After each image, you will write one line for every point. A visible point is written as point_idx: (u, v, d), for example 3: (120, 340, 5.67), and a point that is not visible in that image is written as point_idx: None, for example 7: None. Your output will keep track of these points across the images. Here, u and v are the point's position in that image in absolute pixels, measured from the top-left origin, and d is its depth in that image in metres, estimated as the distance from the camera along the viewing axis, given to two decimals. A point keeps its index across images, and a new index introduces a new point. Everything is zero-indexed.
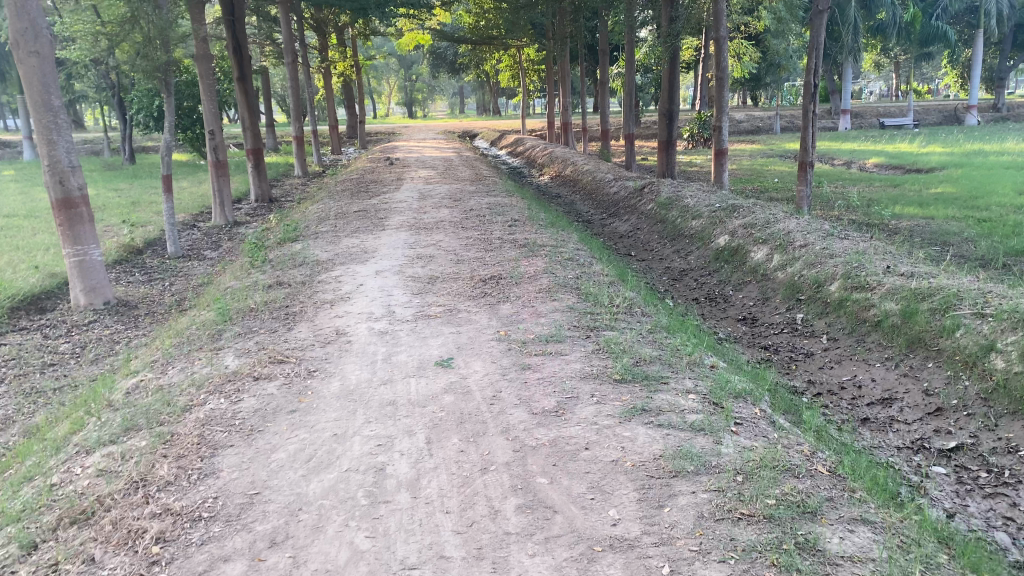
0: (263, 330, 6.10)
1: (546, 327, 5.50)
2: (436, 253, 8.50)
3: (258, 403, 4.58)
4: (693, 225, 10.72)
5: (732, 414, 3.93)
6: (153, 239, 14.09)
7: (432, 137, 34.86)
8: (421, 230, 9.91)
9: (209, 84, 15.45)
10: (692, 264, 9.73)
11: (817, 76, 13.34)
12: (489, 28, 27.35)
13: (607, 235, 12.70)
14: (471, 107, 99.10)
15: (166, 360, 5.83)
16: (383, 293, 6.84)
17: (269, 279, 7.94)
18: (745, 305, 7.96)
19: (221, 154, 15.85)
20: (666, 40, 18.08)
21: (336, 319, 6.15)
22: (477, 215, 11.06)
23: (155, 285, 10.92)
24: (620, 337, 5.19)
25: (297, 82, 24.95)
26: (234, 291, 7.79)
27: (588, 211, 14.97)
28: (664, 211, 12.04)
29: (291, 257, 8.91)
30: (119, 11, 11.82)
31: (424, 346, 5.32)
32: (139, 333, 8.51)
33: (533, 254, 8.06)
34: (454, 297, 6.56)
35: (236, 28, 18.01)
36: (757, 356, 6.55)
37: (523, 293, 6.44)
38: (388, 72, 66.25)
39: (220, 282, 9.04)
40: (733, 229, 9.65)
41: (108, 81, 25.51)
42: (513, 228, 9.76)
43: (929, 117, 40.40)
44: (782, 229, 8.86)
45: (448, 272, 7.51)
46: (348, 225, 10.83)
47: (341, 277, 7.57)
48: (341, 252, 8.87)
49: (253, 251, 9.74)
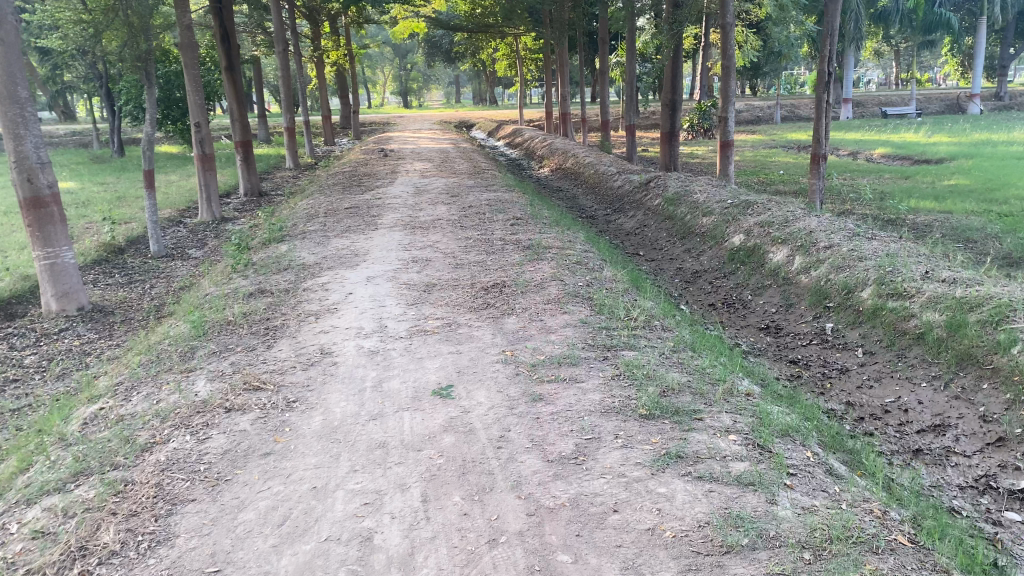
0: (240, 349, 5.48)
1: (557, 347, 4.90)
2: (433, 256, 7.88)
3: (227, 442, 3.97)
4: (704, 223, 10.11)
5: (784, 462, 3.33)
6: (135, 237, 13.45)
7: (428, 127, 34.18)
8: (417, 230, 9.29)
9: (195, 74, 14.77)
10: (705, 264, 9.13)
11: (831, 64, 12.71)
12: (486, 17, 26.66)
13: (612, 233, 12.09)
14: (466, 96, 98.25)
15: (132, 382, 5.22)
16: (375, 303, 6.24)
17: (252, 286, 7.32)
18: (767, 311, 7.36)
19: (208, 147, 15.17)
20: (670, 27, 17.43)
21: (321, 337, 5.54)
22: (477, 212, 10.44)
23: (133, 288, 10.29)
24: (641, 359, 4.59)
25: (288, 71, 24.23)
26: (213, 300, 7.18)
27: (591, 206, 14.34)
28: (671, 207, 11.46)
29: (276, 260, 8.30)
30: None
31: (420, 370, 4.72)
32: (113, 343, 7.89)
33: (538, 258, 7.45)
34: (453, 308, 5.97)
35: (224, 16, 17.31)
36: (787, 372, 5.95)
37: (529, 304, 5.83)
38: (382, 61, 65.38)
39: (201, 286, 8.42)
40: (748, 228, 9.05)
41: (94, 71, 24.76)
42: (514, 227, 9.15)
43: (931, 106, 39.75)
44: (802, 228, 8.27)
45: (446, 278, 6.91)
46: (338, 224, 10.21)
47: (329, 284, 6.96)
48: (330, 254, 8.26)
49: (236, 252, 9.13)
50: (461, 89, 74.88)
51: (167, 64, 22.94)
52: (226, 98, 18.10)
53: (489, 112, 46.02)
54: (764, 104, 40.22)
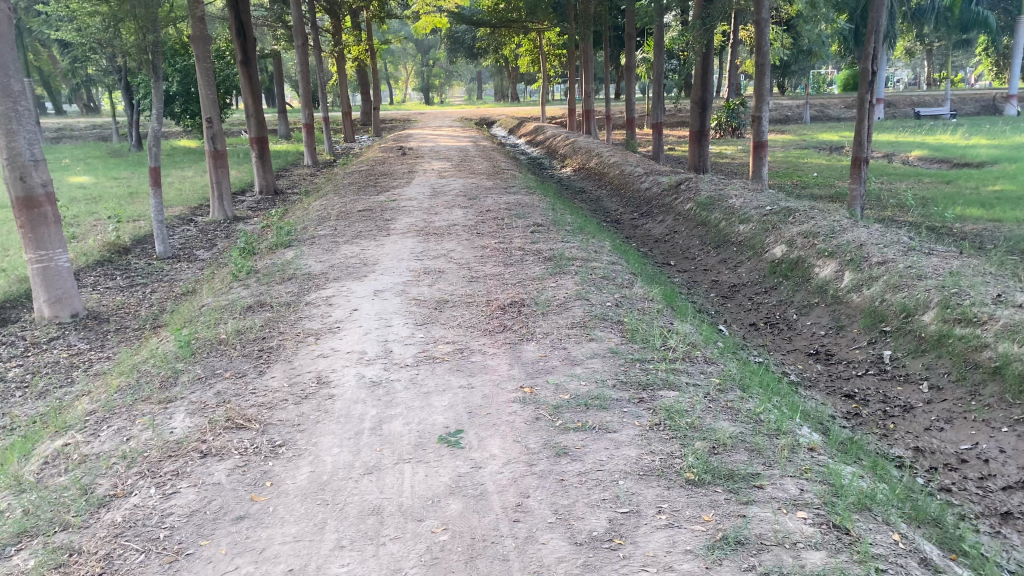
0: (227, 375, 4.89)
1: (584, 383, 4.26)
2: (448, 266, 7.28)
3: (196, 500, 3.36)
4: (742, 232, 9.45)
5: (869, 555, 2.69)
6: (142, 236, 12.96)
7: (449, 124, 33.66)
8: (432, 236, 8.70)
9: (208, 68, 14.24)
10: (743, 277, 8.46)
11: (875, 62, 11.99)
12: (509, 13, 26.04)
13: (640, 239, 11.46)
14: (489, 92, 97.79)
15: (104, 415, 4.63)
16: (382, 321, 5.64)
17: (251, 298, 6.74)
18: (814, 334, 6.70)
19: (219, 143, 14.65)
20: (701, 23, 16.72)
21: (318, 362, 4.93)
22: (497, 217, 9.83)
23: (134, 293, 9.76)
24: (682, 405, 3.95)
25: (307, 66, 23.72)
26: (208, 313, 6.61)
27: (616, 210, 13.70)
28: (704, 212, 10.80)
29: (280, 268, 7.73)
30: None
31: (427, 408, 4.09)
32: (102, 357, 7.34)
33: (562, 271, 6.82)
34: (468, 329, 5.36)
35: (241, 8, 16.79)
36: (843, 409, 5.29)
37: (552, 327, 5.20)
38: (405, 57, 65.03)
39: (199, 295, 7.86)
40: (791, 238, 8.39)
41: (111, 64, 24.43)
42: (536, 235, 8.53)
43: (965, 107, 38.62)
44: (852, 241, 7.59)
45: (462, 293, 6.31)
46: (350, 228, 9.64)
47: (334, 298, 6.36)
48: (338, 262, 7.67)
49: (241, 258, 8.58)
50: (484, 86, 74.39)
51: (185, 57, 22.51)
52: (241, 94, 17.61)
53: (511, 109, 45.39)
54: (793, 103, 39.30)
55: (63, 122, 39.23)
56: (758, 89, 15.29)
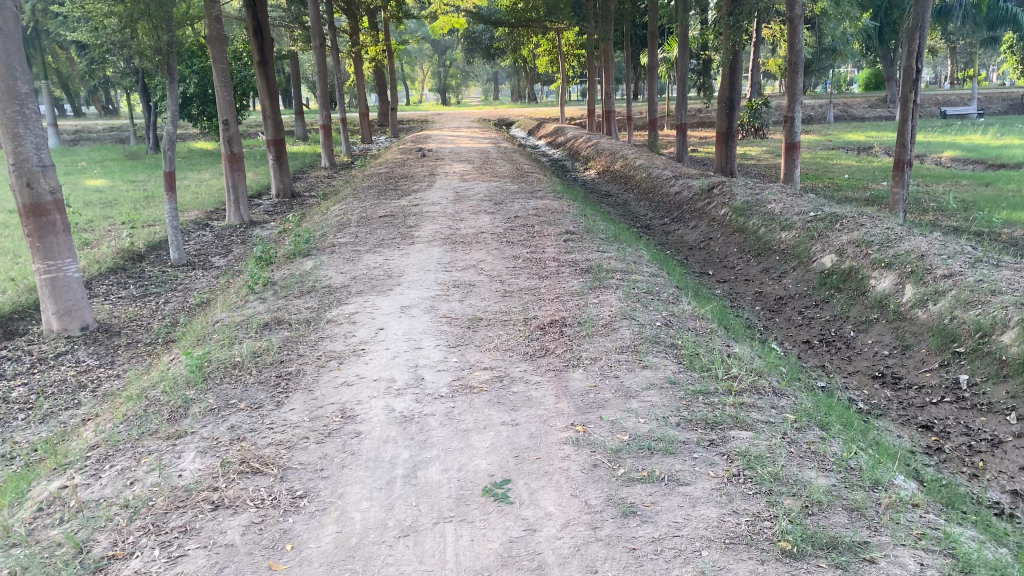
0: (243, 407, 4.43)
1: (643, 421, 3.77)
2: (477, 279, 6.81)
3: (206, 566, 2.90)
4: (784, 240, 8.94)
5: None
6: (157, 242, 12.59)
7: (468, 125, 33.23)
8: (458, 245, 8.23)
9: (224, 69, 13.84)
10: (790, 289, 7.93)
11: (920, 59, 11.37)
12: (528, 11, 25.49)
13: (673, 246, 10.95)
14: (505, 92, 97.57)
15: (107, 450, 4.17)
16: (411, 344, 5.16)
17: (268, 314, 6.29)
18: (876, 354, 6.15)
19: (236, 146, 14.26)
20: (731, 20, 16.15)
21: (342, 392, 4.45)
22: (525, 224, 9.35)
23: (146, 303, 9.36)
24: (760, 450, 3.44)
25: (324, 67, 23.33)
26: (222, 331, 6.16)
27: (645, 214, 13.18)
28: (741, 217, 10.28)
29: (299, 280, 7.29)
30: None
31: (466, 451, 3.61)
32: (112, 375, 6.91)
33: (601, 285, 6.33)
34: (506, 353, 4.87)
35: (257, 8, 16.40)
36: (921, 443, 4.75)
37: (600, 352, 4.70)
38: (421, 57, 64.73)
39: (214, 308, 7.43)
40: (841, 247, 7.87)
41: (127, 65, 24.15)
42: (569, 243, 8.05)
43: (993, 106, 37.87)
44: (910, 249, 7.05)
45: (496, 310, 5.83)
46: (372, 235, 9.20)
47: (357, 315, 5.90)
48: (360, 274, 7.21)
49: (258, 268, 8.15)
50: (500, 87, 74.01)
51: (202, 58, 22.19)
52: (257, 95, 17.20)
53: (529, 109, 45.00)
54: (816, 103, 38.64)
55: (80, 124, 39.11)
56: (791, 88, 14.70)
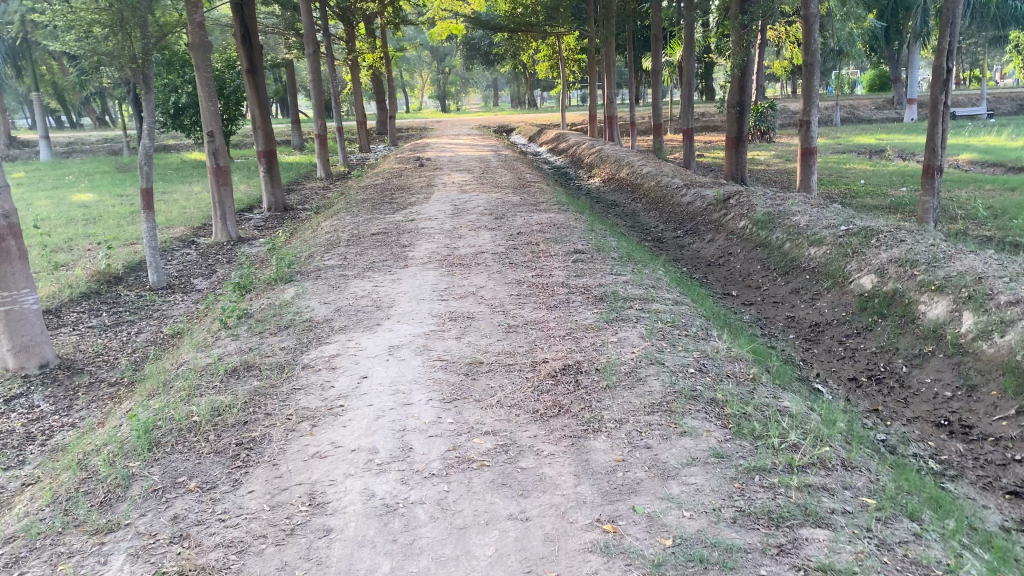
0: (192, 487, 3.64)
1: (689, 517, 2.97)
2: (477, 310, 6.01)
3: None
4: (816, 258, 8.15)
5: None
6: (137, 263, 11.79)
7: (468, 132, 32.49)
8: (456, 269, 7.45)
9: (209, 78, 13.04)
10: (826, 315, 7.13)
11: (952, 59, 10.57)
12: (527, 16, 24.66)
13: (689, 261, 10.17)
14: (503, 99, 97.28)
15: (18, 549, 3.32)
16: (398, 398, 4.35)
17: (239, 357, 5.48)
18: (936, 395, 5.34)
19: (222, 159, 13.49)
20: (741, 21, 15.34)
21: (313, 468, 3.66)
22: (531, 242, 8.56)
23: (117, 334, 8.56)
24: (848, 564, 2.66)
25: (319, 75, 22.52)
26: (184, 378, 5.34)
27: (656, 226, 12.40)
28: (763, 231, 9.51)
29: (279, 313, 6.50)
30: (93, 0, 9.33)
31: (465, 563, 2.81)
32: (65, 425, 6.08)
33: (619, 318, 5.53)
34: (512, 412, 4.06)
35: (246, 14, 15.66)
36: (1015, 516, 3.92)
37: (624, 412, 3.90)
38: (420, 65, 64.18)
39: (184, 345, 6.63)
40: (881, 266, 7.10)
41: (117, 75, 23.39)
42: (580, 266, 7.26)
43: (1001, 106, 37.15)
44: (964, 269, 6.27)
45: (500, 351, 5.02)
46: (362, 257, 8.42)
47: (338, 358, 5.10)
48: (346, 305, 6.41)
49: (236, 297, 7.36)
50: (500, 93, 73.40)
51: (193, 67, 21.51)
52: (247, 105, 16.42)
53: (530, 115, 44.36)
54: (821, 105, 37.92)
55: (74, 136, 38.39)
56: (806, 91, 13.90)
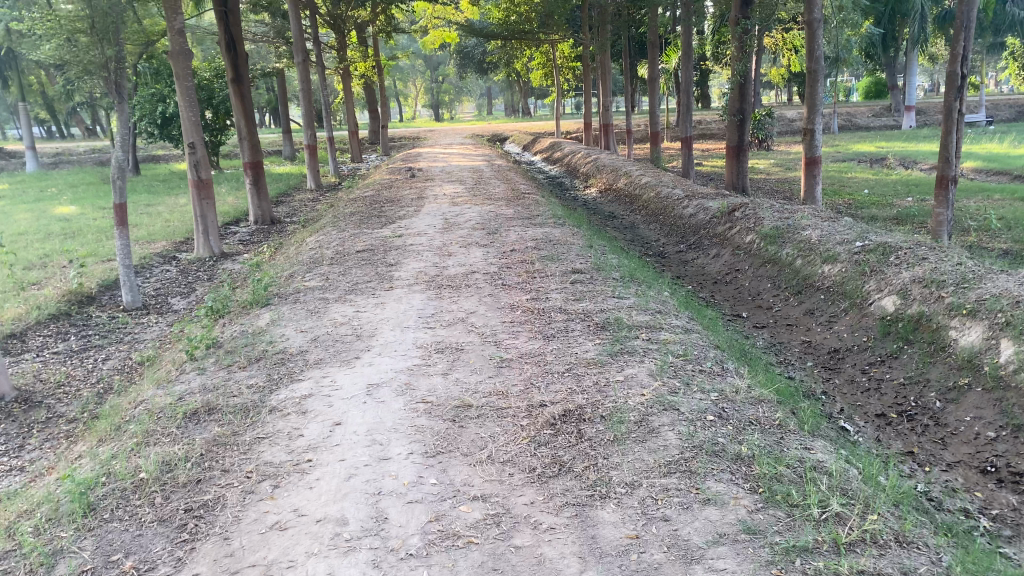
0: (127, 569, 3.08)
1: None
2: (468, 340, 5.46)
3: None
4: (830, 276, 7.63)
5: None
6: (111, 281, 11.22)
7: (461, 142, 32.02)
8: (445, 291, 6.91)
9: (189, 86, 12.49)
10: (845, 340, 6.60)
11: (966, 65, 10.06)
12: (520, 23, 24.06)
13: (693, 278, 9.63)
14: (496, 107, 97.15)
15: None
16: (375, 452, 3.79)
17: (201, 398, 4.90)
18: (978, 436, 4.78)
19: (204, 171, 12.92)
20: (742, 28, 14.87)
21: (271, 544, 3.09)
22: (525, 260, 8.04)
23: (82, 362, 7.97)
24: None
25: (309, 84, 21.99)
26: (138, 422, 4.75)
27: (657, 240, 11.88)
28: (771, 247, 9.00)
29: (251, 343, 5.93)
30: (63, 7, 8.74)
31: None
32: (11, 469, 5.49)
33: (625, 351, 4.98)
34: (505, 469, 3.51)
35: (231, 21, 15.18)
36: None
37: (636, 473, 3.34)
38: (413, 73, 63.77)
39: (146, 379, 6.04)
40: (903, 287, 6.57)
41: None
42: (579, 288, 6.72)
43: (999, 113, 36.81)
44: (997, 291, 5.72)
45: (492, 390, 4.47)
46: (345, 277, 7.87)
47: (309, 401, 4.53)
48: (323, 335, 5.84)
49: (206, 323, 6.79)
50: (494, 101, 72.97)
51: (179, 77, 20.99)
52: (232, 115, 15.89)
53: (525, 123, 43.94)
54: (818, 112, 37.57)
55: (62, 146, 37.78)
56: (810, 98, 13.34)
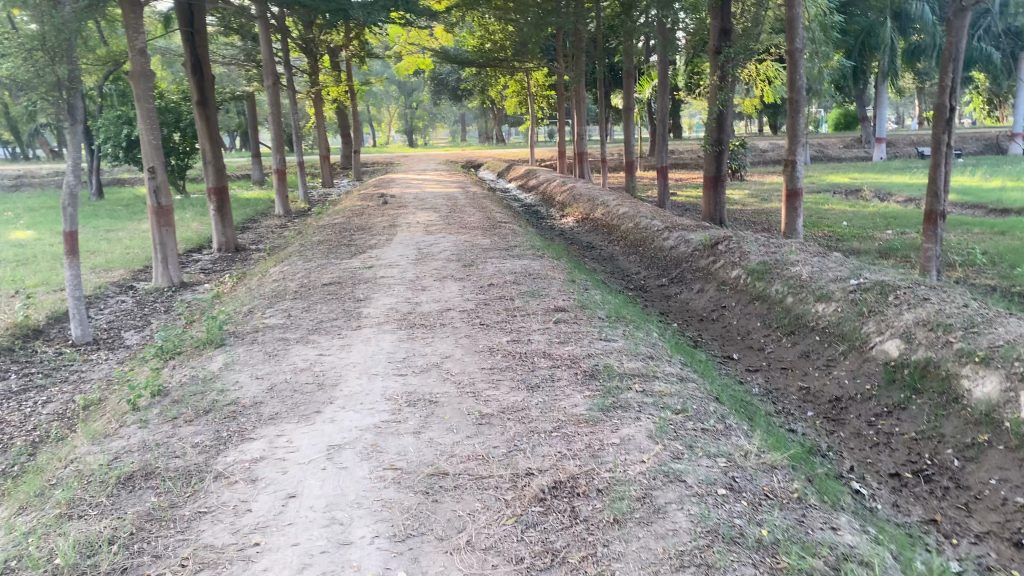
0: None
1: None
2: (442, 391, 4.93)
3: None
4: (825, 315, 7.22)
5: None
6: (61, 313, 10.53)
7: (435, 168, 31.62)
8: (418, 331, 6.38)
9: (149, 108, 11.86)
10: (847, 389, 6.15)
11: (954, 97, 9.74)
12: (495, 51, 23.81)
13: (678, 314, 9.19)
14: (469, 134, 97.22)
15: None
16: (335, 535, 3.24)
17: (137, 459, 4.28)
18: (1006, 502, 4.32)
19: (164, 197, 12.29)
20: (721, 57, 14.59)
21: None
22: (504, 296, 7.55)
23: (19, 405, 7.28)
24: None
25: (279, 107, 21.40)
26: (62, 486, 4.13)
27: (637, 272, 11.46)
28: (759, 283, 8.59)
29: (200, 392, 5.33)
30: (16, 26, 8.19)
31: None
32: None
33: (617, 406, 4.48)
34: (485, 560, 2.97)
35: (197, 42, 14.62)
36: None
37: (644, 568, 2.83)
38: (387, 99, 63.50)
39: (81, 430, 5.40)
40: (907, 329, 6.17)
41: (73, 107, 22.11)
42: (563, 329, 6.24)
43: (967, 145, 37.21)
44: (1012, 338, 5.31)
45: (470, 454, 3.94)
46: (311, 313, 7.33)
47: (260, 467, 3.97)
48: (281, 383, 5.27)
49: (154, 366, 6.19)
50: (468, 128, 72.88)
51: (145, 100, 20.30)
52: (197, 138, 15.25)
53: (498, 151, 43.76)
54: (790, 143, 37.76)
55: (23, 169, 36.72)
56: (792, 129, 13.06)
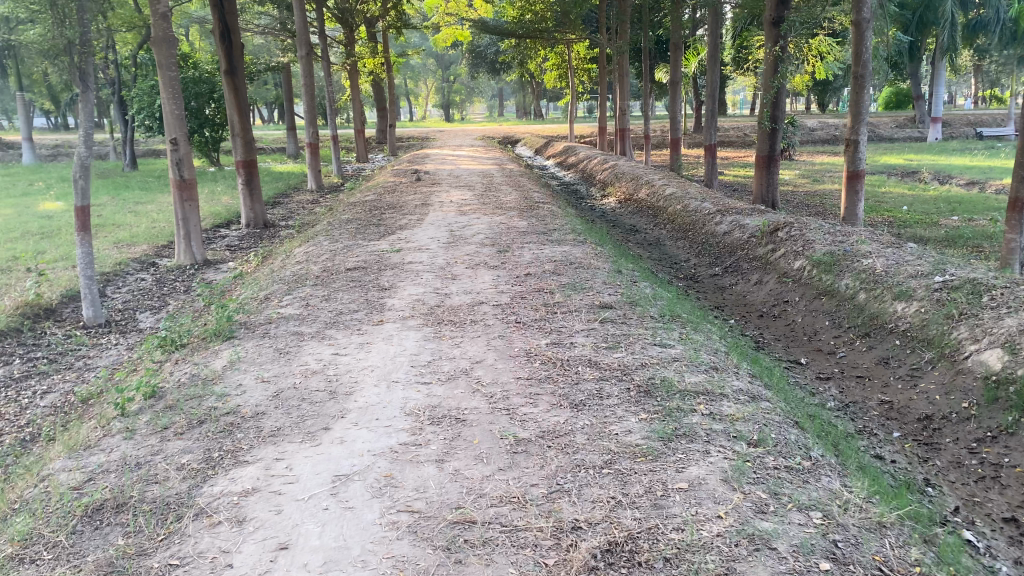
0: None
1: None
2: (472, 406, 4.21)
3: None
4: (908, 316, 6.35)
5: None
6: (76, 291, 10.02)
7: (472, 144, 30.83)
8: (446, 328, 5.67)
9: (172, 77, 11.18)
10: (940, 407, 5.31)
11: None
12: (536, 22, 22.72)
13: (734, 310, 8.38)
14: (507, 109, 96.08)
15: None
16: None
17: (112, 484, 3.63)
18: None
19: (186, 171, 11.69)
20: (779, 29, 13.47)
21: None
22: (543, 288, 6.81)
23: (18, 396, 6.72)
24: None
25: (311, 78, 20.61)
26: (21, 514, 3.49)
27: (687, 260, 10.63)
28: (826, 277, 7.72)
29: (197, 397, 4.66)
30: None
31: None
32: None
33: (680, 434, 3.72)
34: None
35: (225, 8, 13.95)
36: None
37: None
38: (425, 72, 62.63)
39: (65, 435, 4.78)
40: (1011, 338, 5.28)
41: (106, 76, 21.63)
42: (610, 331, 5.47)
43: None
44: None
45: (503, 495, 3.23)
46: (333, 303, 6.66)
47: (250, 503, 3.29)
48: (288, 390, 4.60)
49: (154, 363, 5.57)
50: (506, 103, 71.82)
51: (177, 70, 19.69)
52: (225, 109, 14.60)
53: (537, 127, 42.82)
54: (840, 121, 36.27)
55: (62, 138, 36.59)
56: (855, 106, 11.98)
